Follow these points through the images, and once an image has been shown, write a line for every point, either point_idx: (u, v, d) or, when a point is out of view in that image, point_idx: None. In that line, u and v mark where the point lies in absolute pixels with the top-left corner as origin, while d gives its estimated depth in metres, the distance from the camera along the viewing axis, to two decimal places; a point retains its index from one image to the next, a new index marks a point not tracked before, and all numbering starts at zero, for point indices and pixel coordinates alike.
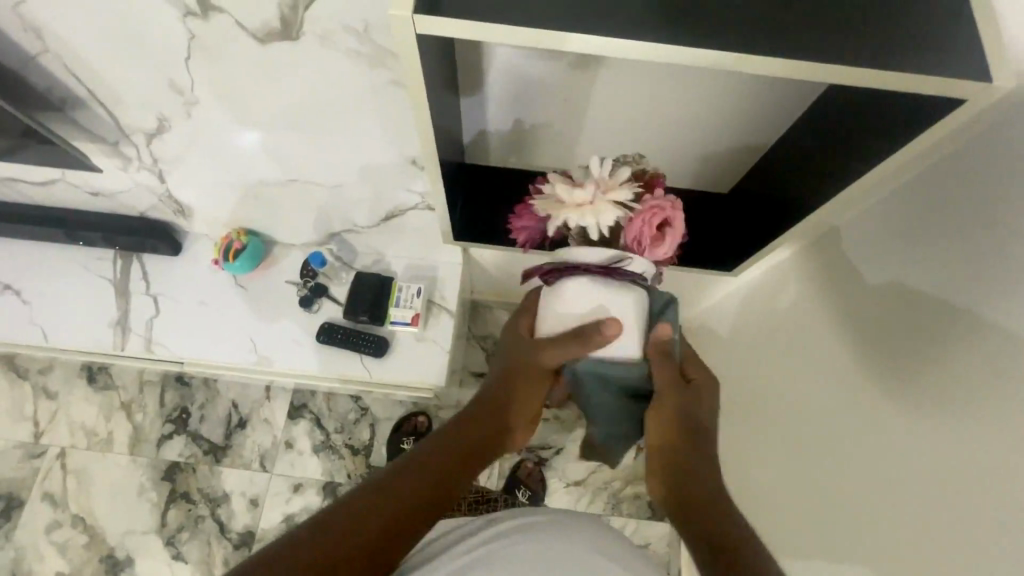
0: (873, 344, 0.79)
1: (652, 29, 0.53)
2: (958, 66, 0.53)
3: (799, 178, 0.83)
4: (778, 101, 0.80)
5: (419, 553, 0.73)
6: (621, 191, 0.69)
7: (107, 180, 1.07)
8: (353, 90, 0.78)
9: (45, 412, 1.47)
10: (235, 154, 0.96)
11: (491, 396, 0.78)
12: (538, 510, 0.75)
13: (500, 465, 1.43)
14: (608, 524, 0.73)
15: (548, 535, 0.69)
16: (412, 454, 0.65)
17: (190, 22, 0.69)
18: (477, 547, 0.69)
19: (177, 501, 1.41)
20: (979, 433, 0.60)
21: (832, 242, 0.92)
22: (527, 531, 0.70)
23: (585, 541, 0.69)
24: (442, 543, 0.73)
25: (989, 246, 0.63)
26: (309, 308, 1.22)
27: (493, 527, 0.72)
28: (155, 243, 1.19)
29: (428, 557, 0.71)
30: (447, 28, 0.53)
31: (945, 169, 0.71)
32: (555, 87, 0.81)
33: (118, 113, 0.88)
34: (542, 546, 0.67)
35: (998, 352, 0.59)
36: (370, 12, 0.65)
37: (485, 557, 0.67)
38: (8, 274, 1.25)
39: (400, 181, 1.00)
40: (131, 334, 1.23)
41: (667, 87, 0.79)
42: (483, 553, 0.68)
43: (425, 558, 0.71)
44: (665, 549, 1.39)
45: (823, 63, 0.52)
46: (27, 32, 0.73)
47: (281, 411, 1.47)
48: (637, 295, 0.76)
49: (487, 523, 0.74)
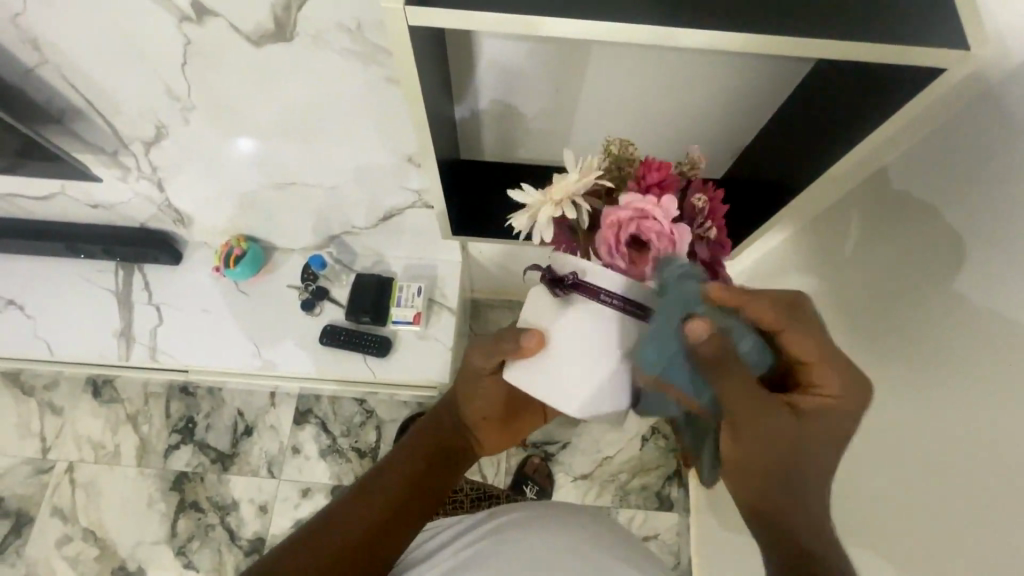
0: (869, 319, 0.80)
1: (638, 13, 0.54)
2: (936, 37, 0.55)
3: (788, 160, 0.85)
4: (767, 83, 0.81)
5: (423, 547, 0.76)
6: (580, 179, 0.57)
7: (106, 191, 1.08)
8: (346, 89, 0.79)
9: (52, 428, 1.48)
10: (231, 161, 0.97)
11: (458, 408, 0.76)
12: (518, 508, 0.75)
13: (507, 462, 1.44)
14: (593, 521, 0.73)
15: (523, 536, 0.69)
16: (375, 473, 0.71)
17: (186, 28, 0.70)
18: (461, 550, 0.71)
19: (186, 510, 1.41)
20: (979, 397, 0.60)
21: (825, 222, 0.94)
22: (526, 523, 0.71)
23: (566, 538, 0.69)
24: (446, 537, 0.75)
25: (978, 217, 0.64)
26: (310, 311, 1.23)
27: (493, 520, 0.74)
28: (154, 253, 1.20)
29: (428, 555, 0.74)
30: (439, 19, 0.54)
31: (932, 143, 0.72)
32: (545, 77, 0.82)
33: (115, 122, 0.89)
34: (541, 538, 0.69)
35: (993, 319, 0.60)
36: (362, 11, 0.66)
37: (475, 556, 0.68)
38: (11, 289, 1.26)
39: (396, 181, 1.01)
40: (135, 344, 1.24)
41: (657, 71, 0.80)
42: (466, 557, 0.69)
43: (425, 557, 0.74)
44: (674, 539, 1.39)
45: (803, 39, 0.54)
46: (24, 43, 0.74)
47: (287, 416, 1.48)
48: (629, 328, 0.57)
49: (483, 519, 0.75)
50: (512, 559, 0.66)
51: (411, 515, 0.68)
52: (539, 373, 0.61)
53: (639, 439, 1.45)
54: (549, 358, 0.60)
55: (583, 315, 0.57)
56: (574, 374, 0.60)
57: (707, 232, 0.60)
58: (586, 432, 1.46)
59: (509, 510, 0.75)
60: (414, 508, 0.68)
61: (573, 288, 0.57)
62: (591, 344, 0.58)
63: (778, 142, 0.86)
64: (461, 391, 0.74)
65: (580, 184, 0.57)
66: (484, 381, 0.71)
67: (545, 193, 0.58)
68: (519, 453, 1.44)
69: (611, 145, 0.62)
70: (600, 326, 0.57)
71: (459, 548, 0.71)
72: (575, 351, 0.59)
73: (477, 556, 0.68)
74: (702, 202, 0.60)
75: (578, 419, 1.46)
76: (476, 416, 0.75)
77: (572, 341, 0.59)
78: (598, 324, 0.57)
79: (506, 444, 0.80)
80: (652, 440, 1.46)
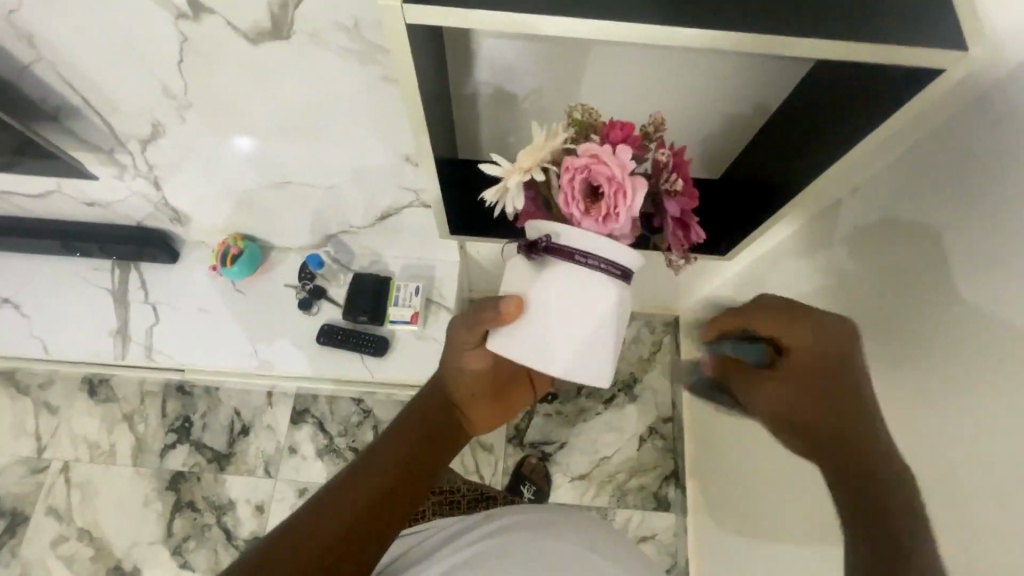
0: (867, 319, 0.80)
1: (636, 12, 0.54)
2: (933, 39, 0.55)
3: (786, 161, 0.85)
4: (765, 83, 0.81)
5: (419, 547, 0.76)
6: (540, 145, 0.61)
7: (102, 190, 1.08)
8: (344, 88, 0.79)
9: (48, 427, 1.47)
10: (227, 159, 0.97)
11: (446, 388, 0.76)
12: (519, 511, 0.76)
13: (504, 462, 1.44)
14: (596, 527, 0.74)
15: (529, 537, 0.69)
16: (365, 459, 0.70)
17: (182, 25, 0.70)
18: (464, 549, 0.70)
19: (182, 510, 1.41)
20: (980, 399, 0.60)
21: (825, 223, 0.94)
22: (528, 526, 0.71)
23: (569, 539, 0.69)
24: (444, 538, 0.75)
25: (978, 219, 0.64)
26: (308, 310, 1.22)
27: (493, 522, 0.74)
28: (151, 251, 1.20)
29: (427, 554, 0.73)
30: (436, 17, 0.53)
31: (930, 144, 0.72)
32: (545, 76, 0.82)
33: (112, 120, 0.89)
34: (544, 539, 0.69)
35: (991, 321, 0.60)
36: (360, 9, 0.66)
37: (480, 553, 0.68)
38: (6, 288, 1.25)
39: (394, 180, 1.00)
40: (131, 343, 1.24)
41: (657, 71, 0.80)
42: (470, 554, 0.69)
43: (424, 556, 0.73)
44: (671, 539, 1.39)
45: (801, 39, 0.54)
46: (20, 40, 0.74)
47: (284, 415, 1.47)
48: (604, 286, 0.63)
49: (483, 520, 0.75)
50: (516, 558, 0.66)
51: (403, 495, 0.67)
52: (529, 336, 0.65)
53: (637, 439, 1.45)
54: (535, 323, 0.64)
55: (563, 277, 0.63)
56: (561, 337, 0.64)
57: (674, 185, 0.62)
58: (584, 432, 1.46)
59: (510, 512, 0.76)
60: (406, 488, 0.68)
61: (546, 251, 0.63)
62: (578, 307, 0.63)
63: (777, 143, 0.86)
64: (446, 369, 0.75)
65: (540, 147, 0.60)
66: (469, 354, 0.73)
67: (515, 163, 0.61)
68: (516, 453, 1.44)
69: (573, 112, 0.64)
70: (589, 289, 0.63)
71: (462, 546, 0.71)
72: (561, 314, 0.64)
73: (479, 555, 0.68)
74: (665, 155, 0.62)
75: (576, 419, 1.46)
76: (466, 393, 0.75)
77: (557, 305, 0.64)
78: (587, 287, 0.63)
79: (497, 423, 0.80)
80: (649, 440, 1.46)
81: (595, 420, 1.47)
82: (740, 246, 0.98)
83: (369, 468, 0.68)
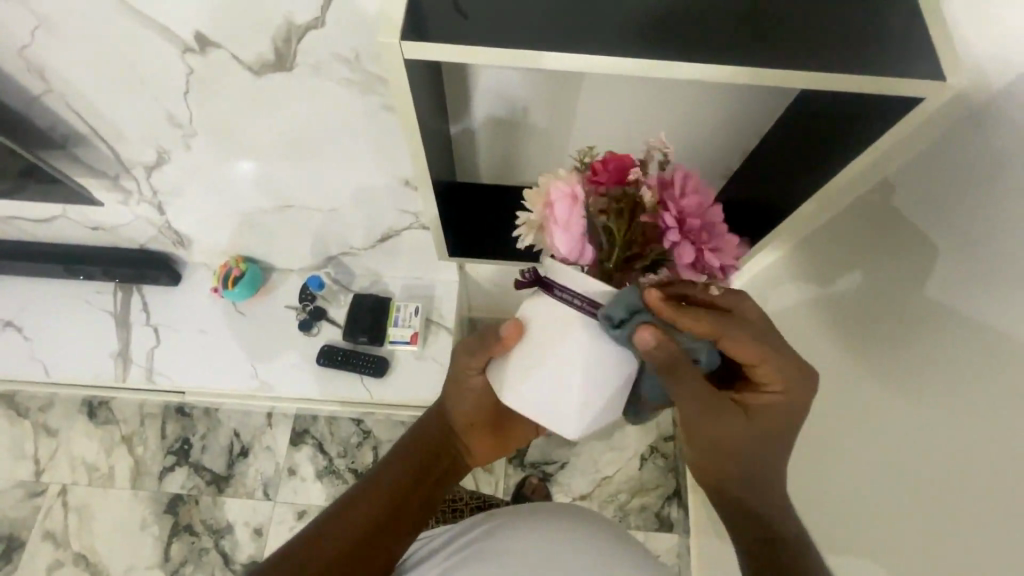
0: (867, 337, 0.80)
1: (630, 46, 0.56)
2: (915, 67, 0.56)
3: (776, 184, 0.86)
4: (755, 109, 0.83)
5: (417, 552, 0.77)
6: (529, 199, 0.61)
7: (107, 214, 1.09)
8: (343, 116, 0.81)
9: (46, 450, 1.47)
10: (229, 183, 0.98)
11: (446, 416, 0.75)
12: (507, 513, 0.74)
13: (505, 482, 1.43)
14: (578, 520, 0.71)
15: (509, 538, 0.68)
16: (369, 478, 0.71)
17: (189, 57, 0.72)
18: (455, 552, 0.71)
19: (180, 534, 1.40)
20: (977, 417, 0.60)
21: (819, 244, 0.95)
22: (517, 521, 0.71)
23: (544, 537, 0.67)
24: (440, 542, 0.75)
25: (970, 240, 0.65)
26: (307, 331, 1.23)
27: (487, 524, 0.73)
28: (154, 273, 1.21)
29: (424, 559, 0.74)
30: (434, 52, 0.55)
31: (922, 167, 0.73)
32: (541, 104, 0.84)
33: (117, 147, 0.91)
34: (531, 534, 0.68)
35: (985, 343, 0.60)
36: (359, 42, 0.68)
37: (467, 558, 0.69)
38: (10, 311, 1.26)
39: (393, 203, 1.02)
40: (132, 366, 1.24)
41: (650, 98, 0.82)
42: (458, 559, 0.70)
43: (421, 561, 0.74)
44: (675, 560, 1.37)
45: (789, 71, 0.55)
46: (30, 73, 0.77)
47: (283, 437, 1.46)
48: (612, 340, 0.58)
49: (475, 524, 0.74)
50: (509, 561, 0.66)
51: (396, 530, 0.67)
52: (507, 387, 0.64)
53: (639, 458, 1.44)
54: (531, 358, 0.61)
55: (542, 336, 0.61)
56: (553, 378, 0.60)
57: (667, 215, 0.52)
58: (585, 452, 1.45)
59: (499, 515, 0.74)
60: (406, 513, 0.69)
61: (537, 285, 0.60)
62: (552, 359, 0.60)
63: (768, 165, 0.87)
64: (449, 395, 0.73)
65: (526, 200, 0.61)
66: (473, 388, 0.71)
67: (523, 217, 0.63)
68: (517, 474, 1.43)
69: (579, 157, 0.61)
70: (561, 337, 0.59)
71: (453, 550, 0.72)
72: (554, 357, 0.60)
73: (471, 557, 0.69)
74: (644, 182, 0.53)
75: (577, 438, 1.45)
76: (467, 423, 0.74)
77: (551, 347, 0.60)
78: (559, 336, 0.59)
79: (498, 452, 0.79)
80: (651, 459, 1.45)
81: (596, 439, 1.46)
82: (736, 266, 0.98)
83: (372, 490, 0.70)
